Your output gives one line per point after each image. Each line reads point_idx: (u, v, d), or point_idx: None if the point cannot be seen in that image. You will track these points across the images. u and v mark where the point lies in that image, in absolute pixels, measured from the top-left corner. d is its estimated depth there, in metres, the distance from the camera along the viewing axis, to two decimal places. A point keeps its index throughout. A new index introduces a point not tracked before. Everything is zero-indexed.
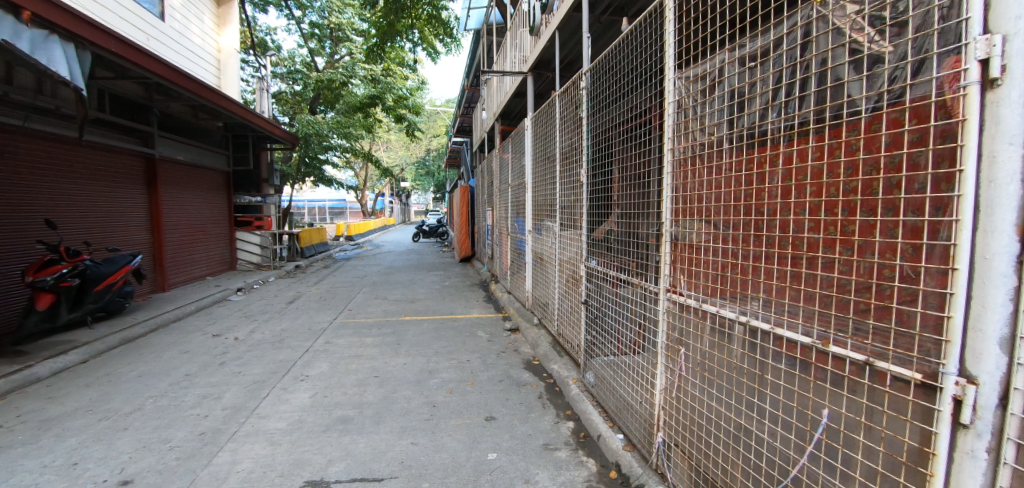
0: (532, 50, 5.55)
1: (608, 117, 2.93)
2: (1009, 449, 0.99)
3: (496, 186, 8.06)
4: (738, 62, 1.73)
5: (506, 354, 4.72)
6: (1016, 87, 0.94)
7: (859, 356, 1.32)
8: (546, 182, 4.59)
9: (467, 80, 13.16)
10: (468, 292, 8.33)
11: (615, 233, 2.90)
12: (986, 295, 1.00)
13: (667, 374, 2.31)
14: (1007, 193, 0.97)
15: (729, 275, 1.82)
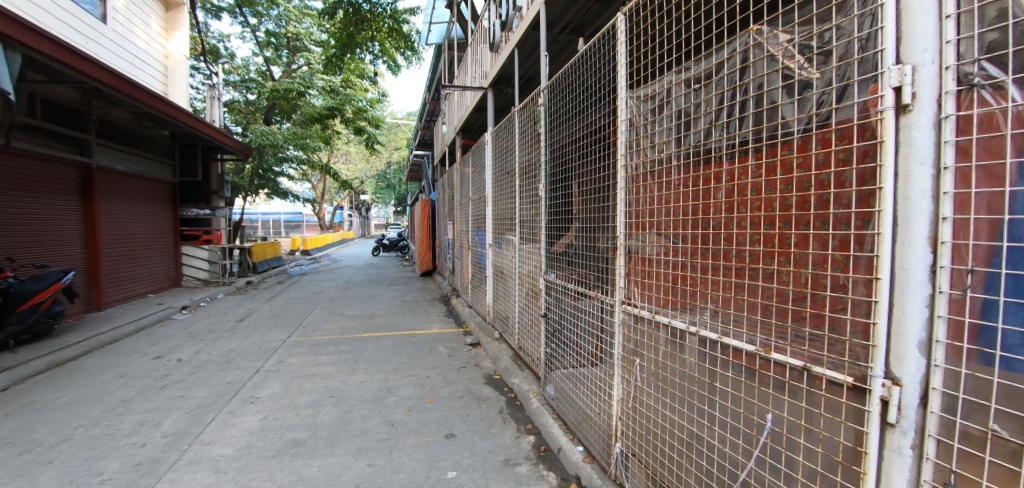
0: (492, 67, 5.65)
1: (565, 133, 3.00)
2: (930, 445, 1.08)
3: (457, 200, 8.06)
4: (684, 83, 1.82)
5: (467, 369, 4.67)
6: (923, 113, 1.06)
7: (797, 362, 1.39)
8: (505, 196, 4.64)
9: (429, 94, 13.21)
10: (429, 307, 8.20)
11: (573, 246, 2.93)
12: (905, 302, 1.10)
13: (624, 385, 2.35)
14: (921, 208, 1.07)
15: (679, 286, 1.89)
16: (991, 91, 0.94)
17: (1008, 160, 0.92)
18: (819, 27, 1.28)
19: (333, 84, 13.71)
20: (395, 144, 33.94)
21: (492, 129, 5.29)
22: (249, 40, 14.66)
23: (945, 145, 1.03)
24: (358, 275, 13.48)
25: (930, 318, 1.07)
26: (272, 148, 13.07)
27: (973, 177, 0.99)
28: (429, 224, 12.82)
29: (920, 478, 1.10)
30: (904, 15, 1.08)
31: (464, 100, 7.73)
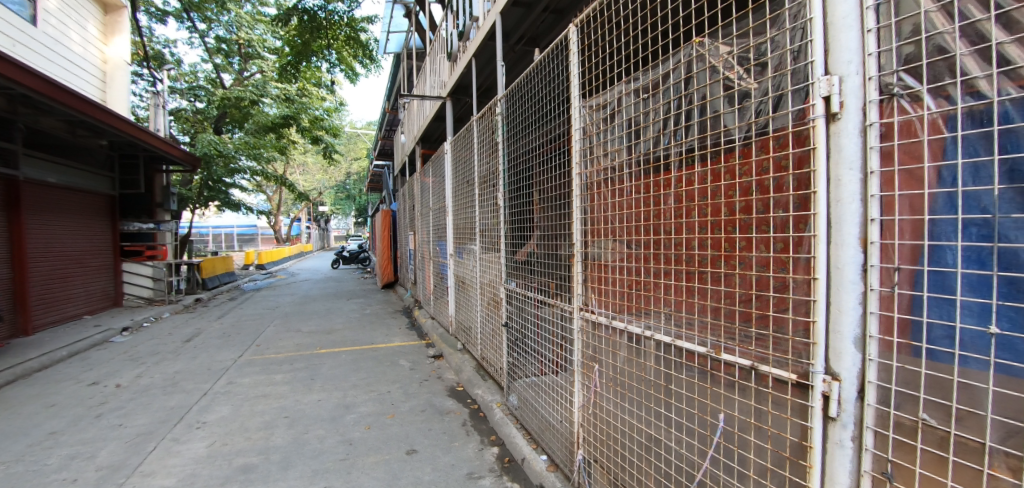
0: (450, 76, 5.67)
1: (523, 142, 3.03)
2: (868, 436, 1.15)
3: (417, 210, 7.99)
4: (633, 93, 1.88)
5: (429, 382, 4.59)
6: (850, 121, 1.15)
7: (745, 361, 1.44)
8: (465, 206, 4.64)
9: (387, 103, 13.11)
10: (390, 320, 8.03)
11: (534, 254, 2.93)
12: (840, 300, 1.18)
13: (584, 392, 2.37)
14: (851, 211, 1.16)
15: (634, 291, 1.93)
16: (908, 100, 1.05)
17: (926, 164, 1.02)
18: (756, 40, 1.37)
19: (288, 92, 13.35)
20: (355, 154, 33.27)
21: (451, 138, 5.30)
22: (199, 46, 14.08)
23: (871, 151, 1.12)
24: (316, 289, 13.05)
25: (863, 314, 1.15)
26: (221, 158, 12.51)
27: (896, 181, 1.08)
28: (389, 235, 12.61)
29: (860, 468, 1.17)
30: (831, 29, 1.18)
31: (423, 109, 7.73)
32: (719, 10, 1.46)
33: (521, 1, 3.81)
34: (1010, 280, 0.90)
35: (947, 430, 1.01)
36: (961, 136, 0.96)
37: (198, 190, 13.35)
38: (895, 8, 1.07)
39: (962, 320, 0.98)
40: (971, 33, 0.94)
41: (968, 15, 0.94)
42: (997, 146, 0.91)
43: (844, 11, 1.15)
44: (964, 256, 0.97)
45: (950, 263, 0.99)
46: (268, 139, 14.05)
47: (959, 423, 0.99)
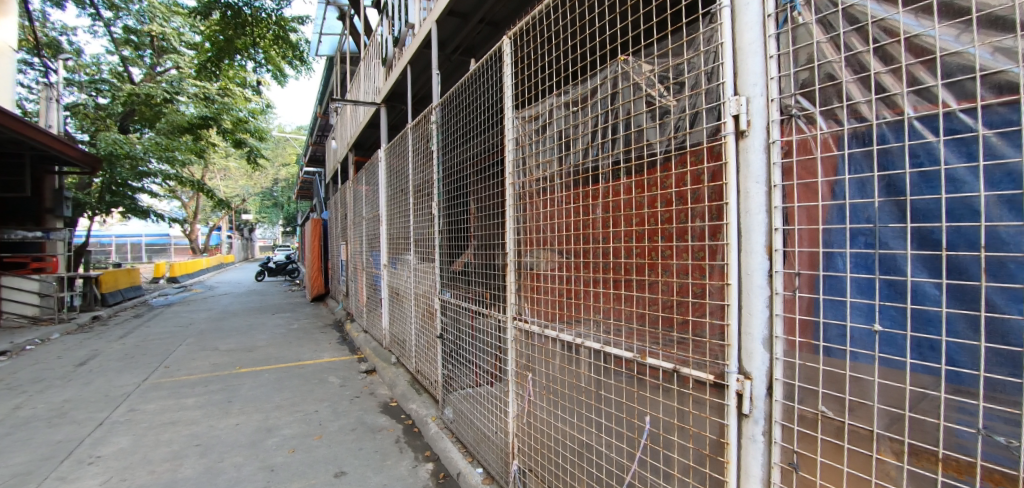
0: (384, 83, 5.59)
1: (457, 153, 3.02)
2: (777, 431, 1.24)
3: (349, 219, 7.72)
4: (564, 105, 1.93)
5: (360, 399, 4.40)
6: (756, 138, 1.26)
7: (668, 364, 1.51)
8: (399, 216, 4.56)
9: (317, 107, 12.60)
10: (320, 334, 7.62)
11: (470, 264, 2.90)
12: (750, 304, 1.27)
13: (518, 401, 2.37)
14: (758, 221, 1.25)
15: (565, 300, 1.97)
16: (804, 122, 1.17)
17: (820, 179, 1.13)
18: (674, 60, 1.46)
19: (207, 91, 12.34)
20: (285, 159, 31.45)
21: (385, 146, 5.20)
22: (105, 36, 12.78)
23: (774, 167, 1.24)
24: (238, 304, 12.12)
25: (770, 316, 1.25)
26: (127, 159, 11.41)
27: (795, 194, 1.19)
28: (319, 245, 12.00)
29: (771, 460, 1.26)
30: (739, 54, 1.30)
31: (357, 115, 7.53)
32: (641, 31, 1.55)
33: (457, 11, 3.82)
34: (889, 283, 1.02)
35: (842, 420, 1.12)
36: (849, 153, 1.08)
37: (98, 195, 12.00)
38: (793, 39, 1.20)
39: (851, 319, 1.09)
40: (853, 63, 1.07)
41: (850, 47, 1.08)
42: (876, 164, 1.04)
43: (751, 39, 1.27)
44: (852, 262, 1.08)
45: (841, 268, 1.10)
46: (183, 140, 12.95)
47: (852, 413, 1.10)
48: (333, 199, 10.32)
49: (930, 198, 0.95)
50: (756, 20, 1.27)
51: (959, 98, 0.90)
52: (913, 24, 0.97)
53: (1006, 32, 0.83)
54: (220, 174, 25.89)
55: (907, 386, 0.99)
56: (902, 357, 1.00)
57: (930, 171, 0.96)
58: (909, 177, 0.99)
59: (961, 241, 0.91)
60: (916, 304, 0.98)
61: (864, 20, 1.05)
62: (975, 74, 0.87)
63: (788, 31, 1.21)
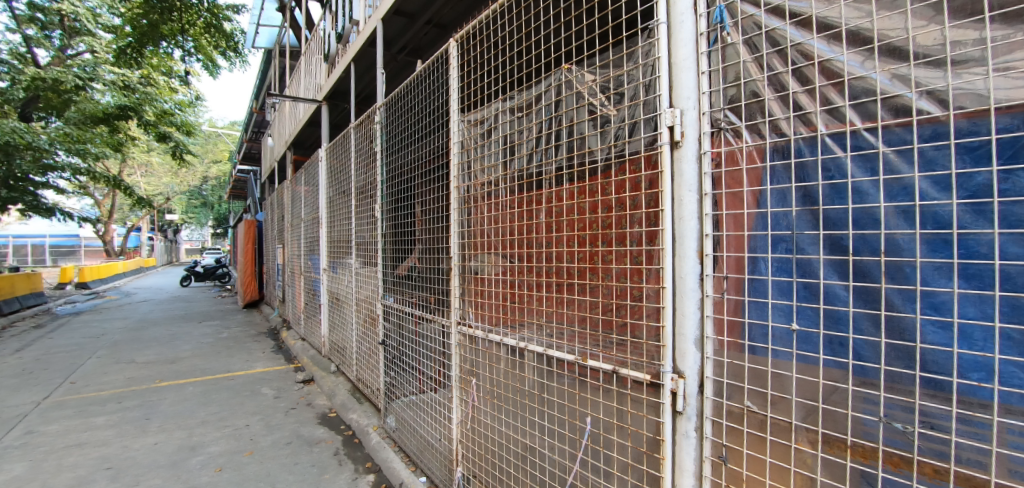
0: (325, 80, 5.39)
1: (402, 155, 2.95)
2: (708, 426, 1.31)
3: (287, 221, 7.35)
4: (509, 111, 1.95)
5: (297, 410, 4.19)
6: (689, 149, 1.32)
7: (608, 366, 1.54)
8: (340, 218, 4.40)
9: (253, 102, 11.90)
10: (253, 344, 7.16)
11: (414, 269, 2.84)
12: (684, 307, 1.33)
13: (462, 407, 2.34)
14: (690, 227, 1.32)
15: (509, 304, 1.98)
16: (732, 135, 1.26)
17: (746, 188, 1.21)
18: (615, 71, 1.52)
19: (126, 79, 11.17)
20: (219, 156, 29.37)
21: (326, 145, 5.00)
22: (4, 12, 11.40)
23: (705, 176, 1.30)
24: (161, 311, 11.13)
25: (701, 318, 1.31)
26: (30, 151, 10.22)
27: (724, 201, 1.27)
28: (252, 249, 11.30)
29: (702, 455, 1.32)
30: (674, 69, 1.36)
31: (296, 112, 7.19)
32: (583, 42, 1.59)
33: (404, 11, 3.77)
34: (805, 285, 1.12)
35: (764, 414, 1.20)
36: (770, 166, 1.17)
37: None
38: (722, 57, 1.29)
39: (772, 319, 1.17)
40: (775, 83, 1.17)
41: (771, 67, 1.17)
42: (794, 175, 1.13)
43: (684, 55, 1.34)
44: (773, 266, 1.17)
45: (763, 271, 1.18)
46: (98, 132, 11.78)
47: (773, 407, 1.18)
48: (269, 199, 9.77)
49: (839, 208, 1.06)
50: (690, 37, 1.34)
51: (864, 118, 1.02)
52: (826, 49, 1.08)
53: (902, 61, 0.97)
54: (142, 169, 23.71)
55: (820, 380, 1.09)
56: (816, 353, 1.10)
57: (839, 183, 1.06)
58: (821, 188, 1.09)
59: (864, 248, 1.02)
60: (828, 304, 1.08)
61: (784, 43, 1.14)
62: (876, 97, 1.00)
63: (718, 50, 1.29)
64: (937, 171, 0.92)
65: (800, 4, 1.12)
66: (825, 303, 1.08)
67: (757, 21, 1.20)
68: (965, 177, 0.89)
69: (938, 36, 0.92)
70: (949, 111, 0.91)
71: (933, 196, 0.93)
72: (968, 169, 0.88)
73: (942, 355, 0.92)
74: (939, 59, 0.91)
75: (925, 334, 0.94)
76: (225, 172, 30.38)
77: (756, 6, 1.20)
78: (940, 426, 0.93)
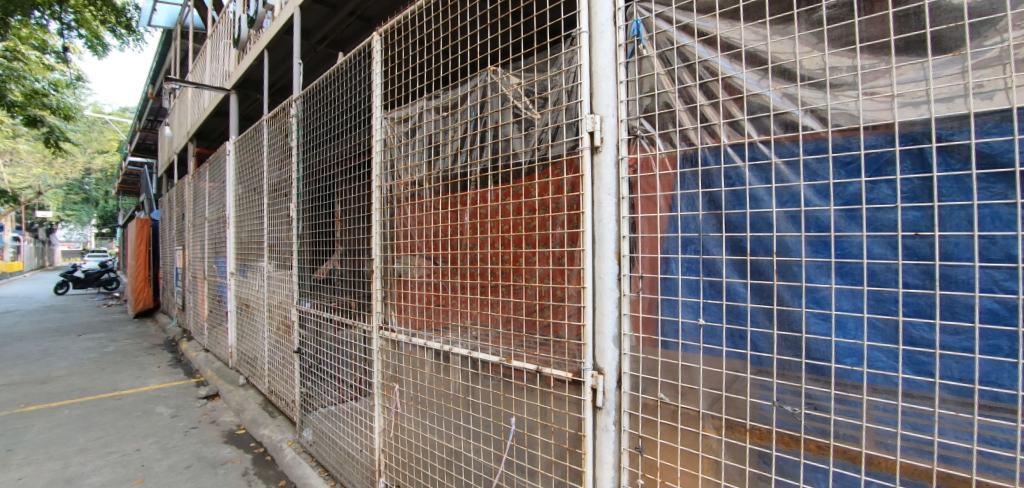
0: (235, 67, 5.01)
1: (320, 151, 2.80)
2: (625, 419, 1.37)
3: (189, 220, 6.70)
4: (433, 109, 1.91)
5: (198, 429, 3.81)
6: (608, 154, 1.39)
7: (531, 366, 1.56)
8: (251, 217, 4.07)
9: (149, 87, 10.70)
10: (146, 358, 6.39)
11: (334, 272, 2.68)
12: (603, 306, 1.39)
13: (384, 415, 2.26)
14: (608, 229, 1.38)
15: (433, 307, 1.94)
16: (646, 142, 1.32)
17: (660, 193, 1.28)
18: (539, 76, 1.55)
19: None
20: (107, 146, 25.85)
21: (236, 138, 4.64)
22: None
23: (622, 181, 1.36)
24: (28, 324, 9.54)
25: (619, 316, 1.37)
26: None
27: (639, 205, 1.33)
28: (147, 250, 10.15)
29: (621, 447, 1.38)
30: (595, 77, 1.42)
31: (202, 100, 6.60)
32: (509, 45, 1.61)
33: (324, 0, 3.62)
34: (711, 283, 1.20)
35: (676, 404, 1.27)
36: (681, 173, 1.24)
37: None
38: (638, 69, 1.36)
39: (682, 315, 1.25)
40: (685, 95, 1.24)
41: (682, 81, 1.25)
42: (700, 182, 1.21)
43: (604, 64, 1.40)
44: (683, 266, 1.24)
45: (674, 271, 1.26)
46: None
47: (683, 397, 1.26)
48: (168, 194, 8.82)
49: (739, 212, 1.16)
50: (609, 47, 1.40)
51: (759, 131, 1.13)
52: (729, 67, 1.17)
53: (790, 82, 1.08)
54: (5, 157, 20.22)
55: (723, 370, 1.17)
56: (720, 346, 1.18)
57: (739, 190, 1.16)
58: (724, 194, 1.18)
59: (760, 248, 1.13)
60: (730, 300, 1.17)
61: (693, 59, 1.23)
62: (770, 113, 1.10)
63: (635, 61, 1.36)
64: (818, 181, 1.04)
65: (707, 24, 1.22)
66: (727, 300, 1.17)
67: (670, 37, 1.28)
68: (841, 187, 1.02)
69: (820, 61, 1.04)
70: (826, 128, 1.03)
71: (815, 203, 1.05)
72: (843, 179, 1.01)
73: (823, 343, 1.04)
74: (820, 81, 1.04)
75: (810, 325, 1.06)
76: (116, 164, 26.84)
77: (669, 23, 1.28)
78: (821, 406, 1.05)
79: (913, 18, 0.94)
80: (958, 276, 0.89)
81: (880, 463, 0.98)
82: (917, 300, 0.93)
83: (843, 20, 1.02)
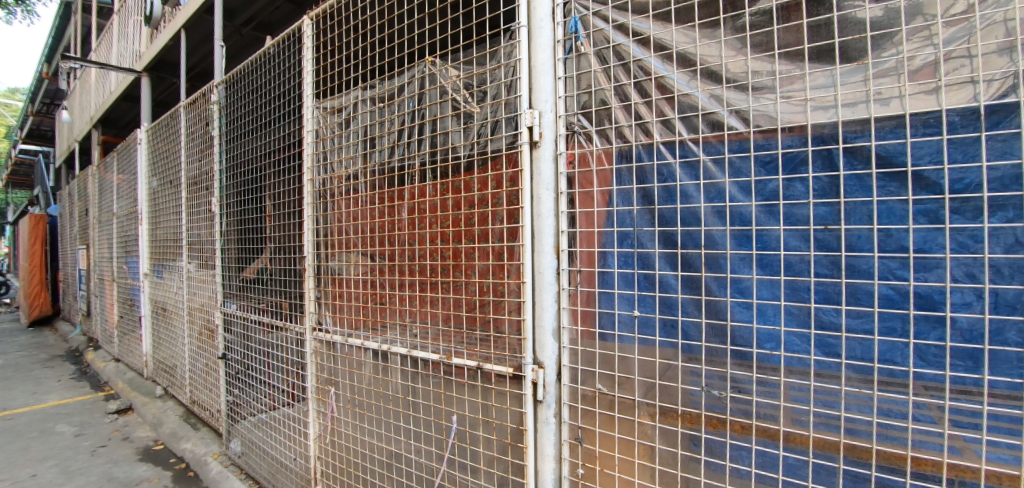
0: (148, 48, 4.60)
1: (245, 142, 2.63)
2: (565, 411, 1.40)
3: (94, 215, 6.06)
4: (369, 100, 1.85)
5: (108, 448, 3.48)
6: (547, 149, 1.40)
7: (472, 362, 1.56)
8: (168, 213, 3.76)
9: (44, 66, 9.54)
10: (43, 372, 5.72)
11: (263, 272, 2.53)
12: (542, 299, 1.41)
13: (319, 421, 2.17)
14: (547, 224, 1.39)
15: (370, 306, 1.89)
16: (584, 139, 1.35)
17: (597, 188, 1.31)
18: (478, 69, 1.53)
19: None
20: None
21: (150, 126, 4.26)
22: None
23: (560, 176, 1.38)
24: None
25: (558, 309, 1.39)
26: None
27: (577, 200, 1.36)
28: (43, 251, 9.09)
29: (561, 438, 1.41)
30: (533, 72, 1.42)
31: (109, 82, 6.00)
32: (447, 36, 1.58)
33: None
34: (646, 276, 1.24)
35: (613, 394, 1.31)
36: (617, 169, 1.28)
37: None
38: (577, 66, 1.37)
39: (618, 308, 1.28)
40: (620, 93, 1.28)
41: (618, 79, 1.28)
42: (635, 178, 1.25)
43: (543, 59, 1.41)
44: (619, 260, 1.28)
45: (611, 265, 1.29)
46: None
47: (620, 387, 1.30)
48: (69, 187, 7.92)
49: (670, 207, 1.20)
50: (548, 43, 1.41)
51: (689, 130, 1.18)
52: (661, 67, 1.21)
53: (716, 84, 1.14)
54: None
55: (656, 359, 1.22)
56: (653, 336, 1.23)
57: (671, 186, 1.20)
58: (657, 190, 1.22)
59: (690, 242, 1.18)
60: (663, 292, 1.22)
61: (628, 58, 1.26)
62: (698, 112, 1.16)
63: (573, 58, 1.38)
64: (742, 178, 1.10)
65: (642, 24, 1.25)
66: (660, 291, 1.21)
67: (606, 35, 1.31)
68: (761, 184, 1.08)
69: (743, 65, 1.10)
70: (749, 128, 1.09)
71: (739, 199, 1.11)
72: (763, 177, 1.08)
73: (745, 330, 1.11)
74: (743, 84, 1.10)
75: (735, 313, 1.12)
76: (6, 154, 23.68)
77: (605, 21, 1.31)
78: (744, 389, 1.11)
79: (824, 29, 1.01)
80: (860, 266, 0.97)
81: (796, 439, 1.06)
82: (826, 288, 1.01)
83: (763, 27, 1.08)
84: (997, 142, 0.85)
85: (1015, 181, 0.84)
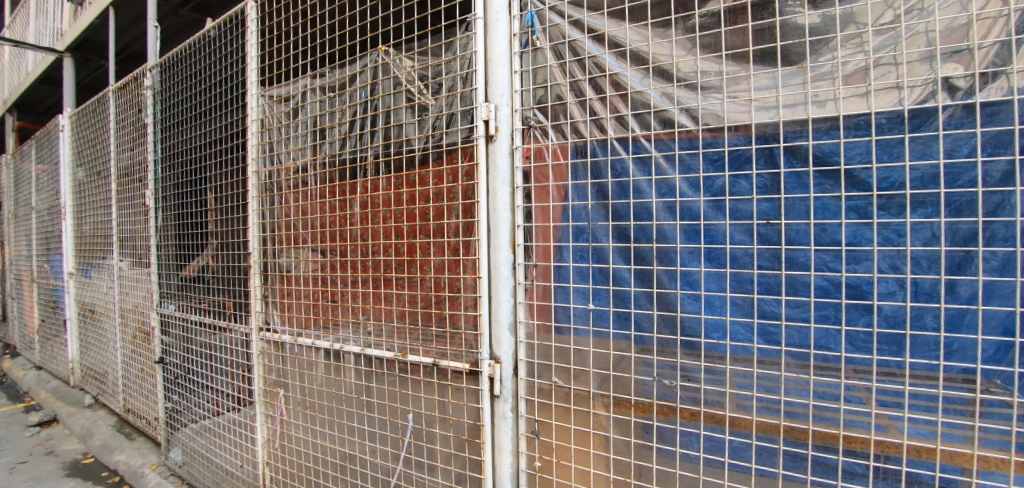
0: (72, 26, 4.23)
1: (182, 131, 2.47)
2: (522, 406, 1.41)
3: (10, 210, 5.52)
4: (318, 89, 1.79)
5: (29, 464, 3.20)
6: (502, 143, 1.39)
7: (428, 359, 1.54)
8: (96, 208, 3.48)
9: None
10: None
11: (205, 270, 2.40)
12: (498, 294, 1.41)
13: (268, 425, 2.09)
14: (503, 218, 1.39)
15: (321, 303, 1.83)
16: (539, 133, 1.35)
17: (553, 184, 1.32)
18: (433, 60, 1.51)
19: None
20: None
21: (75, 110, 3.93)
22: None
23: (516, 170, 1.38)
24: None
25: (514, 304, 1.40)
26: None
27: (533, 194, 1.37)
28: None
29: (519, 432, 1.42)
30: (489, 65, 1.41)
31: (26, 62, 5.47)
32: (400, 25, 1.54)
33: None
34: (600, 270, 1.27)
35: (568, 387, 1.33)
36: (572, 164, 1.29)
37: None
38: (533, 60, 1.38)
39: (574, 301, 1.30)
40: (576, 89, 1.29)
41: (573, 75, 1.30)
42: (590, 173, 1.27)
43: (499, 52, 1.40)
44: (574, 254, 1.30)
45: (566, 259, 1.31)
46: None
47: (575, 380, 1.32)
48: None
49: (624, 202, 1.23)
50: (504, 35, 1.40)
51: (642, 127, 1.20)
52: (616, 64, 1.23)
53: (668, 82, 1.17)
54: None
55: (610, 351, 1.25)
56: (608, 328, 1.26)
57: (624, 182, 1.23)
58: (611, 185, 1.24)
59: (642, 236, 1.21)
60: (616, 285, 1.25)
61: (583, 54, 1.28)
62: (651, 110, 1.18)
63: (529, 52, 1.38)
64: (692, 174, 1.14)
65: (597, 21, 1.27)
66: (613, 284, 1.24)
67: (562, 30, 1.32)
68: (709, 180, 1.12)
69: (693, 65, 1.14)
70: (697, 126, 1.13)
71: (688, 195, 1.15)
72: (712, 174, 1.12)
73: (694, 321, 1.15)
74: (692, 83, 1.13)
75: (685, 305, 1.16)
76: None
77: (561, 17, 1.32)
78: (693, 377, 1.16)
79: (767, 33, 1.05)
80: (798, 259, 1.03)
81: (740, 423, 1.11)
82: (768, 280, 1.07)
83: (712, 29, 1.12)
84: (918, 144, 0.91)
85: (933, 180, 0.90)
